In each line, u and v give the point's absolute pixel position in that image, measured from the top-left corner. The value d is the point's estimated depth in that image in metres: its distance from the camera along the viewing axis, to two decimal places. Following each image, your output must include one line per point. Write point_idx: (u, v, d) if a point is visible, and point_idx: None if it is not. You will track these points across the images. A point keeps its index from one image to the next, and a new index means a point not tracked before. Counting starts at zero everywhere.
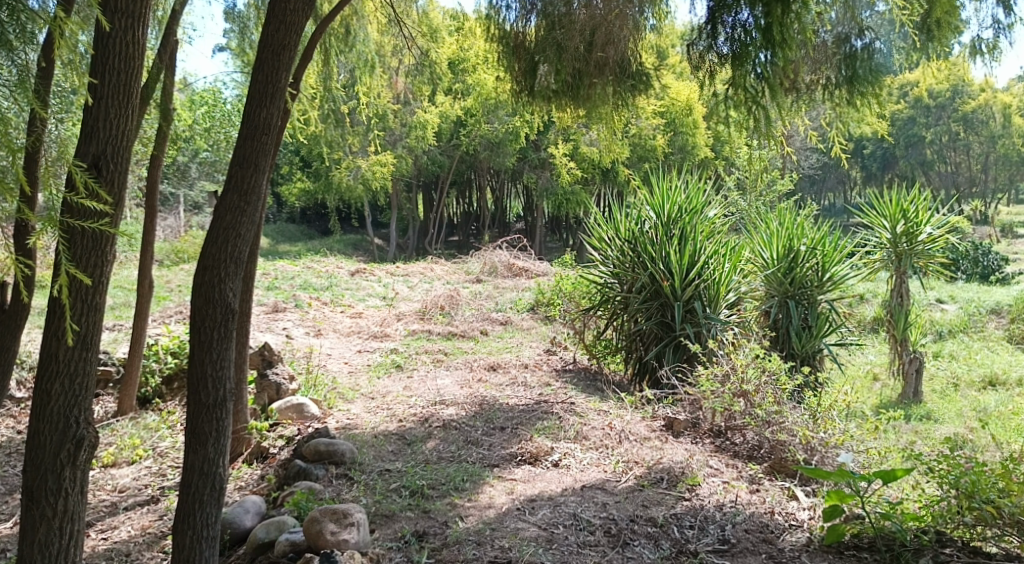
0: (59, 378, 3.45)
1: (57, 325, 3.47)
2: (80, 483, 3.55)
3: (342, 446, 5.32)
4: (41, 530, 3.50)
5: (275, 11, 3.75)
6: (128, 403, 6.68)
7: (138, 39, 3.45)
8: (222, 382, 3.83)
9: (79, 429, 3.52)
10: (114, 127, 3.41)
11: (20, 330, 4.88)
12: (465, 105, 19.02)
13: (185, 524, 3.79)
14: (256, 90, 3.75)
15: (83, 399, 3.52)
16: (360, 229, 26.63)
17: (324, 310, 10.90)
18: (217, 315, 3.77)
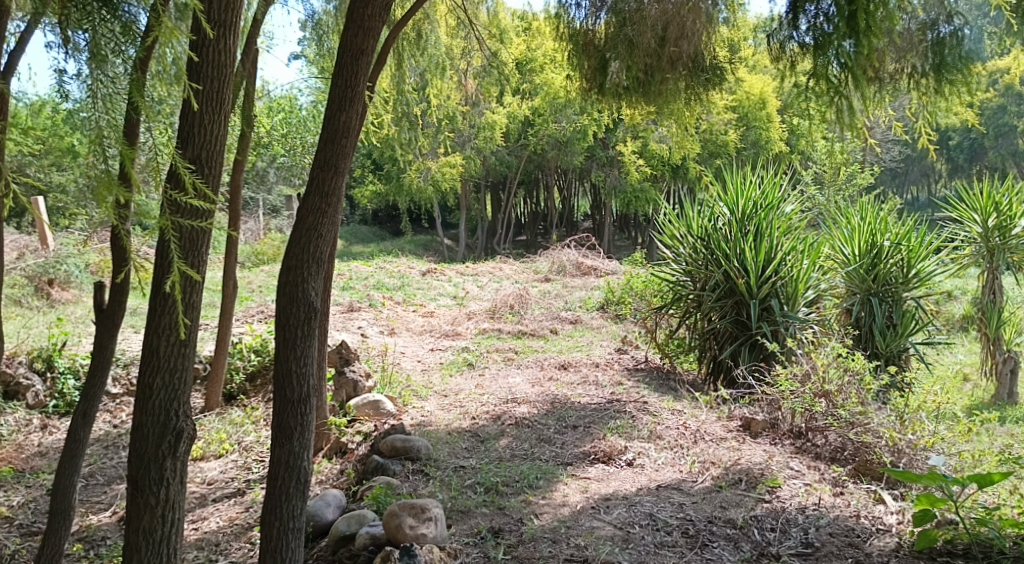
0: (160, 373, 3.55)
1: (160, 321, 3.54)
2: (181, 474, 3.65)
3: (418, 442, 5.44)
4: (145, 517, 3.62)
5: (354, 15, 3.81)
6: (214, 399, 6.87)
7: (229, 48, 3.55)
8: (307, 378, 3.91)
9: (179, 421, 3.62)
10: (208, 132, 3.52)
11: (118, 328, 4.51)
12: (533, 105, 18.95)
13: (272, 516, 3.87)
14: (337, 94, 3.83)
15: (182, 393, 3.62)
16: (431, 230, 26.97)
17: (397, 310, 11.03)
18: (301, 314, 3.85)
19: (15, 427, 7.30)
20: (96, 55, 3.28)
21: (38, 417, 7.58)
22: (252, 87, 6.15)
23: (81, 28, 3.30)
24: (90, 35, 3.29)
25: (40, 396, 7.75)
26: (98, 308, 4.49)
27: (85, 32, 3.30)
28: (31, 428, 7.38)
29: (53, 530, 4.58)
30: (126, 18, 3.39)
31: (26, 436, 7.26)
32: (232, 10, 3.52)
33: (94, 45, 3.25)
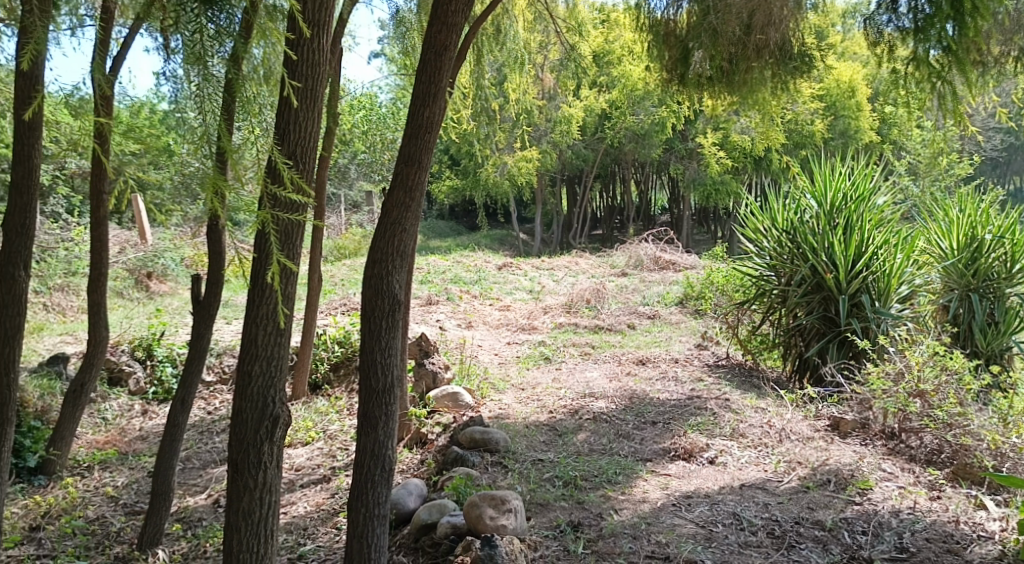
0: (258, 360, 3.64)
1: (259, 311, 3.64)
2: (277, 459, 3.75)
3: (496, 435, 5.44)
4: (244, 499, 3.73)
5: (438, 13, 3.97)
6: (300, 389, 7.05)
7: (322, 47, 3.76)
8: (390, 368, 4.10)
9: (276, 408, 3.70)
10: (303, 128, 3.73)
11: (212, 321, 5.20)
12: (610, 97, 18.75)
13: (359, 502, 4.08)
14: (420, 89, 4.01)
15: (278, 381, 3.70)
16: (507, 225, 27.01)
17: (474, 303, 11.08)
18: (385, 306, 4.04)
19: (118, 412, 7.78)
20: (194, 58, 3.26)
21: (139, 403, 8.02)
22: (337, 84, 6.24)
23: (180, 29, 3.28)
24: (187, 36, 3.26)
25: (140, 383, 8.19)
26: (195, 301, 5.19)
27: (185, 32, 3.28)
28: (132, 413, 7.82)
29: (154, 512, 5.35)
30: (218, 25, 3.32)
31: (128, 422, 7.71)
32: (325, 10, 3.72)
33: (190, 47, 3.24)
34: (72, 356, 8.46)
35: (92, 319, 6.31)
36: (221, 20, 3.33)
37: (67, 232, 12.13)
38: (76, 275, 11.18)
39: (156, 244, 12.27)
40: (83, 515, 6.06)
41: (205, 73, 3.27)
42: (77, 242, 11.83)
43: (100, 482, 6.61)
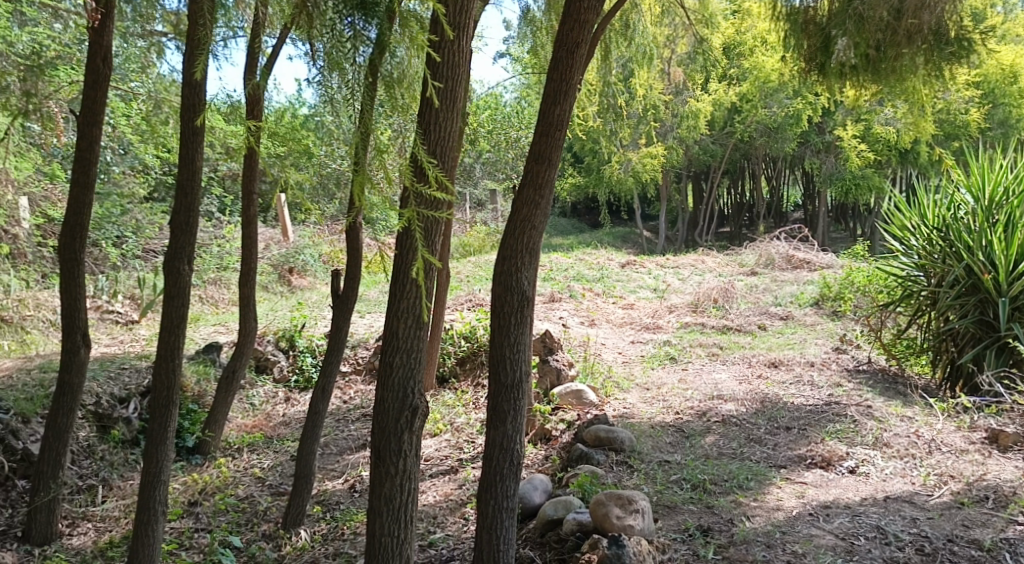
0: (399, 353, 4.15)
1: (400, 308, 4.14)
2: (416, 447, 4.26)
3: (621, 434, 5.61)
4: (386, 485, 4.27)
5: (570, 12, 4.61)
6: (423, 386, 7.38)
7: (462, 49, 4.05)
8: (518, 363, 4.69)
9: (414, 398, 4.22)
10: (443, 129, 4.02)
11: (349, 312, 5.88)
12: (741, 90, 18.21)
13: (490, 494, 4.69)
14: (552, 88, 4.64)
15: (417, 373, 4.20)
16: (630, 222, 26.77)
17: (597, 301, 10.95)
18: (514, 301, 4.67)
19: (264, 399, 8.31)
20: (331, 65, 3.51)
21: (282, 391, 8.54)
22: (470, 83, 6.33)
23: (318, 40, 3.55)
24: (324, 46, 3.53)
25: (284, 371, 8.72)
26: (334, 294, 5.89)
27: (322, 42, 3.55)
28: (277, 400, 8.33)
29: (297, 494, 6.03)
30: (353, 29, 3.53)
31: (273, 407, 8.23)
32: (464, 15, 4.04)
33: (327, 55, 3.49)
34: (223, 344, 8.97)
35: (243, 312, 7.00)
36: (358, 24, 3.54)
37: (218, 229, 12.86)
38: (227, 270, 11.71)
39: (295, 241, 12.79)
40: (235, 493, 6.66)
41: (340, 77, 3.51)
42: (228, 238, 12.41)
43: (249, 463, 7.17)
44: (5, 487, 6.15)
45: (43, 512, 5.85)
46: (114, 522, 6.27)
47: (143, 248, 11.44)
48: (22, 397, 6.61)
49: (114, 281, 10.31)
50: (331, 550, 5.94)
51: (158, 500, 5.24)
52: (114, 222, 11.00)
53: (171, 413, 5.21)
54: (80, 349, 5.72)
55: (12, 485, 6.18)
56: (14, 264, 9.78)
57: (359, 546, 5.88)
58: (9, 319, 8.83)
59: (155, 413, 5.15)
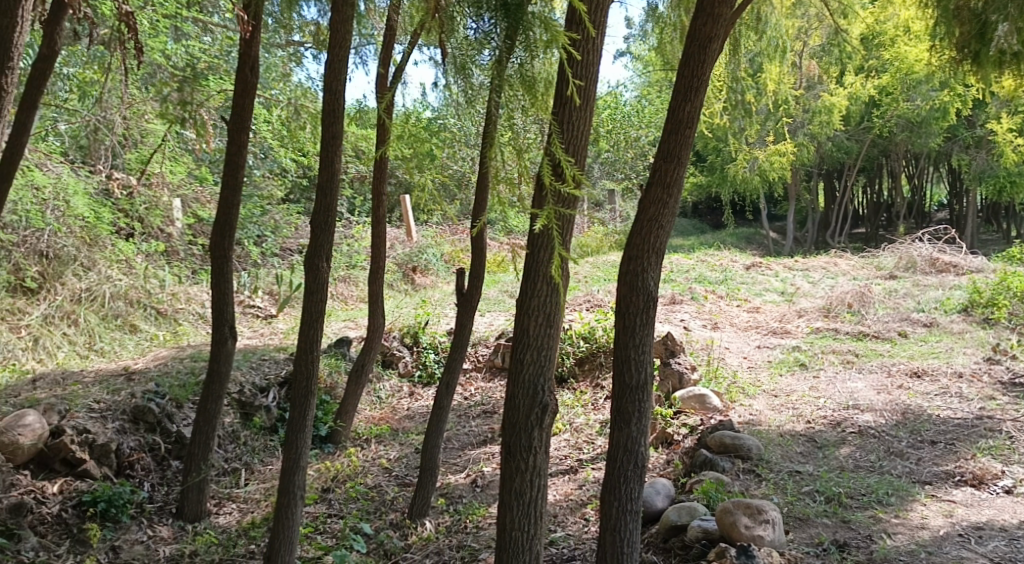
0: (530, 350, 4.36)
1: (530, 306, 4.36)
2: (545, 444, 4.46)
3: (748, 441, 5.65)
4: (517, 480, 4.48)
5: (703, 7, 4.48)
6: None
7: (597, 47, 4.17)
8: (644, 365, 4.63)
9: (544, 396, 4.41)
10: (575, 128, 4.15)
11: (472, 311, 5.97)
12: (880, 84, 17.33)
13: (613, 497, 4.70)
14: (683, 84, 4.50)
15: (547, 370, 4.40)
16: (755, 223, 26.05)
17: (719, 304, 10.61)
18: (640, 301, 4.58)
19: (390, 392, 8.47)
20: (457, 68, 3.74)
21: (407, 385, 8.67)
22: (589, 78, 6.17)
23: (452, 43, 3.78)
24: (454, 48, 3.75)
25: (408, 365, 8.83)
26: (458, 293, 5.98)
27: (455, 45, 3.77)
28: (402, 394, 8.47)
29: (422, 485, 6.14)
30: (480, 30, 3.70)
31: (398, 401, 8.37)
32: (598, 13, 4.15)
33: (454, 59, 3.70)
34: (352, 338, 9.19)
35: (371, 307, 7.13)
36: (486, 26, 3.69)
37: (348, 228, 13.23)
38: (356, 268, 12.01)
39: (419, 241, 13.00)
40: (365, 482, 6.79)
41: (464, 80, 3.73)
42: (357, 235, 12.64)
43: (376, 453, 7.28)
44: (162, 466, 6.48)
45: (193, 491, 6.08)
46: (256, 503, 6.46)
47: (280, 246, 11.91)
48: (177, 384, 7.05)
49: (255, 278, 10.76)
50: (455, 541, 6.01)
51: (297, 485, 5.39)
52: (255, 222, 11.57)
53: (310, 402, 5.34)
54: (228, 340, 5.98)
55: (168, 465, 6.51)
56: (170, 260, 10.39)
57: (482, 539, 5.93)
58: (163, 311, 9.31)
59: (296, 401, 5.29)
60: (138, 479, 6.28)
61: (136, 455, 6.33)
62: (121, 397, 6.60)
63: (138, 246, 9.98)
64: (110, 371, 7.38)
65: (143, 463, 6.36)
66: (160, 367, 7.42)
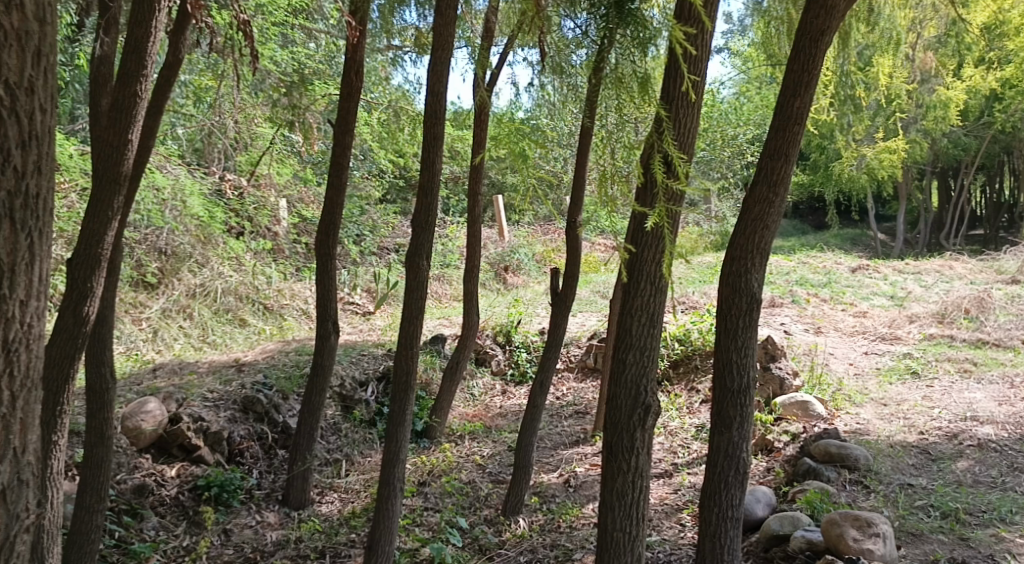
0: (632, 350, 4.27)
1: (634, 305, 4.25)
2: (648, 445, 4.38)
3: (854, 451, 5.47)
4: (618, 480, 4.42)
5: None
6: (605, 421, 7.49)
7: (705, 43, 4.09)
8: (746, 369, 4.56)
9: (647, 397, 4.32)
10: (684, 124, 4.08)
11: (566, 311, 6.02)
12: (1001, 77, 16.39)
13: (713, 502, 4.66)
14: (794, 79, 4.34)
15: (650, 371, 4.31)
16: (863, 223, 25.14)
17: (823, 308, 10.24)
18: (743, 303, 4.49)
19: (483, 390, 8.54)
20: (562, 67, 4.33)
21: (500, 383, 8.74)
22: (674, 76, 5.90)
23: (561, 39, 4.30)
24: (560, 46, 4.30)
25: (501, 364, 8.88)
26: (553, 293, 6.04)
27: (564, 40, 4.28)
28: (494, 392, 8.54)
29: (516, 483, 6.18)
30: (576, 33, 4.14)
31: (491, 399, 8.42)
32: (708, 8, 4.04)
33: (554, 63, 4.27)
34: (448, 336, 9.25)
35: (466, 306, 7.19)
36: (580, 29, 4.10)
37: (445, 227, 13.36)
38: (450, 267, 12.15)
39: (511, 242, 13.03)
40: (459, 477, 6.79)
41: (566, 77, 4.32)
42: (449, 237, 12.82)
43: (470, 450, 7.32)
44: (269, 455, 6.66)
45: (298, 479, 6.22)
46: (356, 494, 6.57)
47: (378, 245, 12.17)
48: (282, 375, 7.23)
49: (354, 276, 10.97)
50: (548, 540, 5.97)
51: (396, 478, 5.43)
52: (354, 222, 11.98)
53: (409, 398, 5.36)
54: (331, 335, 6.10)
55: (274, 454, 6.69)
56: (275, 258, 10.64)
57: (576, 539, 5.87)
58: (270, 305, 9.54)
59: (395, 396, 5.31)
60: (248, 466, 6.47)
61: (245, 444, 6.52)
62: (232, 388, 6.80)
63: (246, 244, 10.33)
64: (222, 362, 7.62)
65: (252, 451, 6.55)
66: (268, 359, 7.62)
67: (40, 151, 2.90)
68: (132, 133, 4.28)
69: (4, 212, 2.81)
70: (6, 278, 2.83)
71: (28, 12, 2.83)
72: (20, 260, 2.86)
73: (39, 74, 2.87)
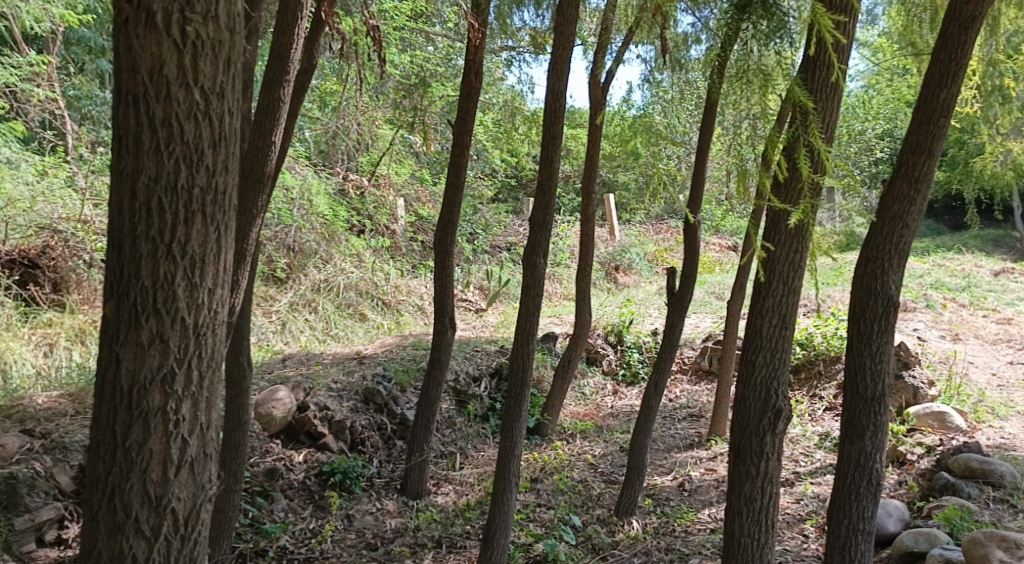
0: (762, 351, 4.13)
1: (764, 305, 4.12)
2: (778, 451, 4.22)
3: (998, 467, 5.27)
4: (746, 485, 4.28)
5: None
6: (721, 425, 7.34)
7: (849, 32, 3.92)
8: (882, 376, 4.39)
9: (778, 401, 4.16)
10: (826, 118, 3.91)
11: (683, 312, 5.89)
12: None
13: (842, 513, 4.52)
14: (940, 70, 4.15)
15: (781, 375, 4.15)
16: (1004, 223, 23.69)
17: (962, 314, 9.67)
18: (878, 306, 4.32)
19: (594, 390, 8.51)
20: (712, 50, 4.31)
21: (610, 383, 8.72)
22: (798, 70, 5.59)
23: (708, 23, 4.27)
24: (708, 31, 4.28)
25: (612, 364, 8.85)
26: (669, 293, 5.91)
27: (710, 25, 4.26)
28: (606, 392, 8.52)
29: (629, 484, 6.09)
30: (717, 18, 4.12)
31: (602, 398, 8.40)
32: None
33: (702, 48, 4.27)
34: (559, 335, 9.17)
35: (579, 304, 7.25)
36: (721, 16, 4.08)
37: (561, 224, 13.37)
38: (561, 266, 12.21)
39: (624, 242, 12.92)
40: (571, 475, 6.76)
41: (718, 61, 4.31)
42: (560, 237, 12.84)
43: (582, 449, 7.30)
44: (388, 445, 6.78)
45: (415, 470, 6.32)
46: (470, 487, 6.61)
47: (490, 243, 12.36)
48: (400, 368, 7.36)
49: (468, 273, 11.10)
50: (663, 544, 5.85)
51: (512, 472, 5.42)
52: (468, 220, 12.25)
53: (525, 394, 5.38)
54: (448, 330, 6.19)
55: (393, 444, 6.81)
56: (393, 256, 10.90)
57: (692, 545, 5.74)
58: (388, 301, 9.72)
59: (511, 392, 5.35)
60: (368, 455, 6.59)
61: (366, 433, 6.66)
62: (354, 378, 6.98)
63: (367, 241, 10.62)
64: (345, 354, 7.83)
65: (372, 440, 6.68)
66: (387, 353, 7.79)
67: (228, 150, 3.16)
68: (275, 135, 4.46)
69: (196, 207, 3.08)
70: (197, 268, 3.10)
71: (223, 23, 3.09)
72: (210, 250, 3.14)
73: (228, 80, 3.14)
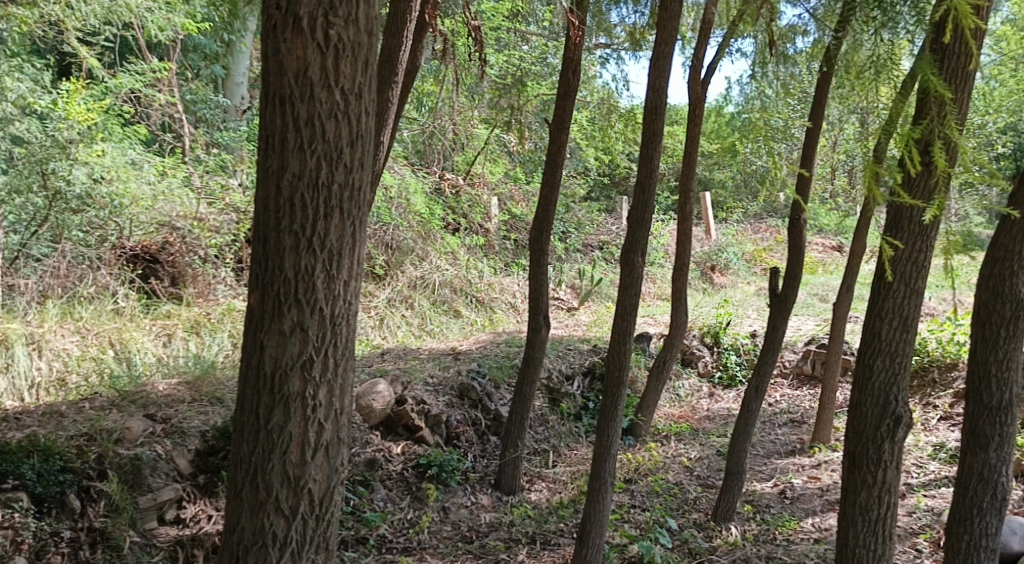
0: (880, 355, 3.93)
1: (882, 308, 3.92)
2: (897, 459, 4.03)
3: None
4: (862, 493, 4.10)
5: None
6: (825, 432, 7.06)
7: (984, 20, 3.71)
8: (1008, 385, 4.13)
9: (897, 407, 3.96)
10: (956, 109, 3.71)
11: (785, 315, 5.69)
12: None
13: (962, 529, 4.33)
14: None
15: (900, 381, 3.95)
16: None
17: None
18: (1006, 309, 4.03)
19: (689, 391, 8.32)
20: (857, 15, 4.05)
21: (706, 386, 8.52)
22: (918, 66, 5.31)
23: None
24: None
25: (708, 366, 8.65)
26: (772, 293, 5.71)
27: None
28: (701, 394, 8.33)
29: (726, 489, 5.93)
30: None
31: (697, 400, 8.23)
32: None
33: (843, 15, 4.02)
34: (654, 335, 9.03)
35: (675, 303, 7.14)
36: None
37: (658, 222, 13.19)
38: (654, 265, 12.06)
39: (721, 242, 12.64)
40: (666, 477, 6.63)
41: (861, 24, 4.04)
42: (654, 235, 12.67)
43: (677, 451, 7.15)
44: (482, 440, 6.78)
45: (510, 466, 6.30)
46: (563, 485, 6.59)
47: (583, 242, 12.30)
48: (495, 364, 7.39)
49: (560, 272, 11.08)
50: (763, 551, 5.67)
51: (607, 472, 5.31)
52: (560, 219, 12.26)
53: (621, 394, 5.26)
54: (541, 328, 6.13)
55: (486, 440, 6.80)
56: (486, 253, 10.97)
57: (794, 554, 5.55)
58: (482, 298, 9.76)
59: (607, 392, 5.23)
60: (463, 450, 6.61)
61: (461, 428, 6.68)
62: (450, 373, 7.02)
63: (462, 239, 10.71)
64: (441, 349, 7.88)
65: (467, 435, 6.69)
66: (482, 349, 7.80)
67: (365, 149, 3.25)
68: (384, 134, 4.57)
69: (335, 203, 3.18)
70: (335, 262, 3.20)
71: (361, 26, 3.17)
72: (346, 244, 3.23)
73: (367, 81, 3.23)
